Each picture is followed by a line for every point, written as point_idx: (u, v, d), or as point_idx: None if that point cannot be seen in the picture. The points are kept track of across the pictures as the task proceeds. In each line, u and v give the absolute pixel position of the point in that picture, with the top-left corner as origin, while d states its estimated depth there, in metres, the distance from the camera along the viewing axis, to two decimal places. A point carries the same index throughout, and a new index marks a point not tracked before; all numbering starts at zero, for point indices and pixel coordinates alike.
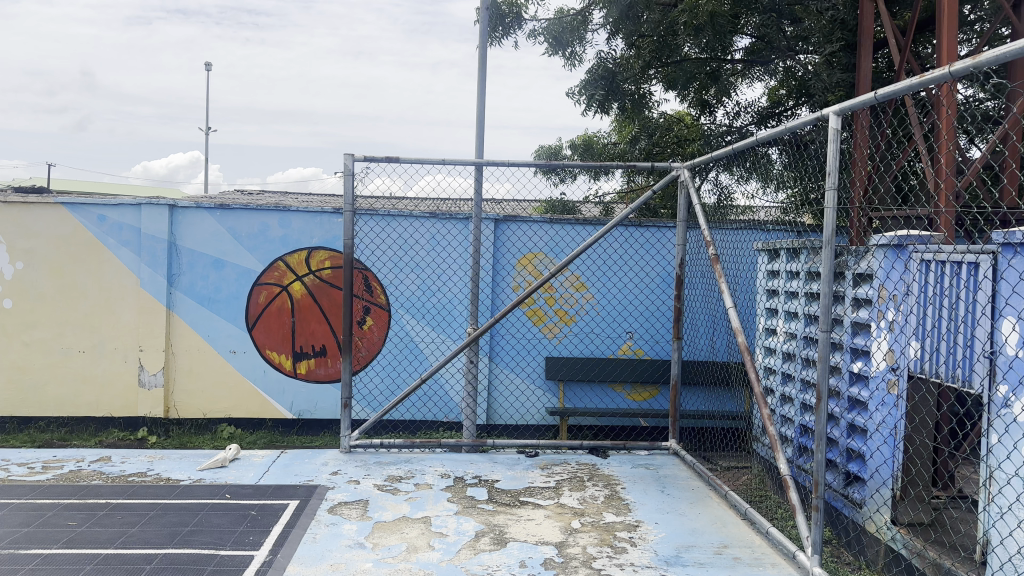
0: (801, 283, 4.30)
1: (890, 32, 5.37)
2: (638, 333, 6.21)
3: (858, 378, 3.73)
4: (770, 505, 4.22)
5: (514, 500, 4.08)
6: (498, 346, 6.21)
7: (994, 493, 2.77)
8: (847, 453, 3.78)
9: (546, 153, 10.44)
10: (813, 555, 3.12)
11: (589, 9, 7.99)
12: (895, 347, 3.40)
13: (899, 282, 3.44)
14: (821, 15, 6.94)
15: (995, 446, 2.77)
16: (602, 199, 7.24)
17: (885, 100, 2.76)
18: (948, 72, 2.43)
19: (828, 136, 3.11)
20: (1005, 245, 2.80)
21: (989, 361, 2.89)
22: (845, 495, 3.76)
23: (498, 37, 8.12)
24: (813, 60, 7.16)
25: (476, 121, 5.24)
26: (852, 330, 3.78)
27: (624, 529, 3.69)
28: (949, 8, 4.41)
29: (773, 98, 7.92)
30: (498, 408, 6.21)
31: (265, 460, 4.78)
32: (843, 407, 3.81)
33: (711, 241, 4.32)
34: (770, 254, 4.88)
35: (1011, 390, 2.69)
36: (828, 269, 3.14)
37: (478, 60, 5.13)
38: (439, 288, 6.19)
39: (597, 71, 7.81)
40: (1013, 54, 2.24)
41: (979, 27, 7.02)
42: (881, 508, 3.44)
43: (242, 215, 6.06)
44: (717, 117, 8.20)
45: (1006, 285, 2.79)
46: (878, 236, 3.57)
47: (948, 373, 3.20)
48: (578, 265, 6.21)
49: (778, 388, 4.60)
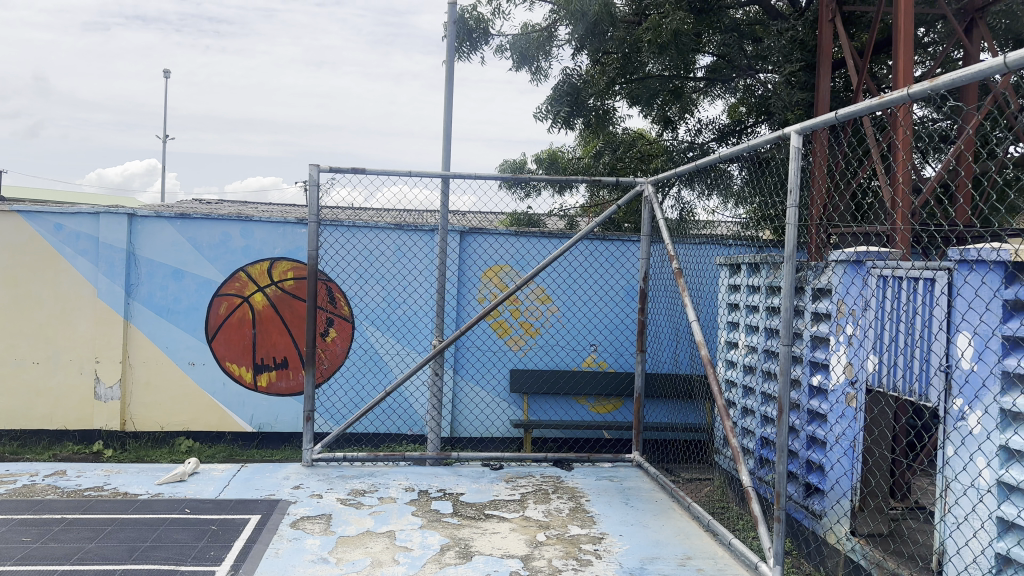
0: (761, 297, 4.38)
1: (848, 53, 5.46)
2: (603, 345, 6.25)
3: (818, 391, 3.81)
4: (732, 516, 4.26)
5: (479, 513, 4.07)
6: (463, 359, 6.20)
7: (950, 503, 2.84)
8: (807, 465, 3.86)
9: (511, 168, 10.51)
10: (774, 565, 3.13)
11: (554, 26, 8.07)
12: (853, 361, 3.47)
13: (858, 298, 3.52)
14: (781, 36, 7.09)
15: (951, 458, 2.86)
16: (566, 212, 7.36)
17: (845, 120, 2.81)
18: (906, 93, 2.49)
19: (789, 155, 3.16)
20: (960, 262, 2.87)
21: (946, 375, 2.95)
22: (806, 506, 3.82)
23: (465, 53, 8.15)
24: (773, 79, 7.30)
25: (443, 134, 5.24)
26: (812, 344, 3.87)
27: (588, 541, 3.70)
28: (904, 33, 4.53)
29: (733, 115, 8.12)
30: (463, 421, 6.19)
31: (224, 475, 4.69)
32: (804, 420, 3.89)
33: (675, 256, 4.33)
34: (731, 268, 4.97)
35: (967, 403, 2.78)
36: (788, 284, 3.18)
37: (445, 76, 5.18)
38: (404, 300, 6.16)
39: (562, 87, 7.89)
40: (967, 79, 2.29)
41: (933, 50, 7.25)
42: (841, 519, 3.49)
43: (203, 225, 5.97)
44: (679, 134, 8.33)
45: (961, 301, 2.87)
46: (838, 253, 3.64)
47: (905, 387, 3.27)
48: (543, 277, 6.25)
49: (739, 400, 4.69)
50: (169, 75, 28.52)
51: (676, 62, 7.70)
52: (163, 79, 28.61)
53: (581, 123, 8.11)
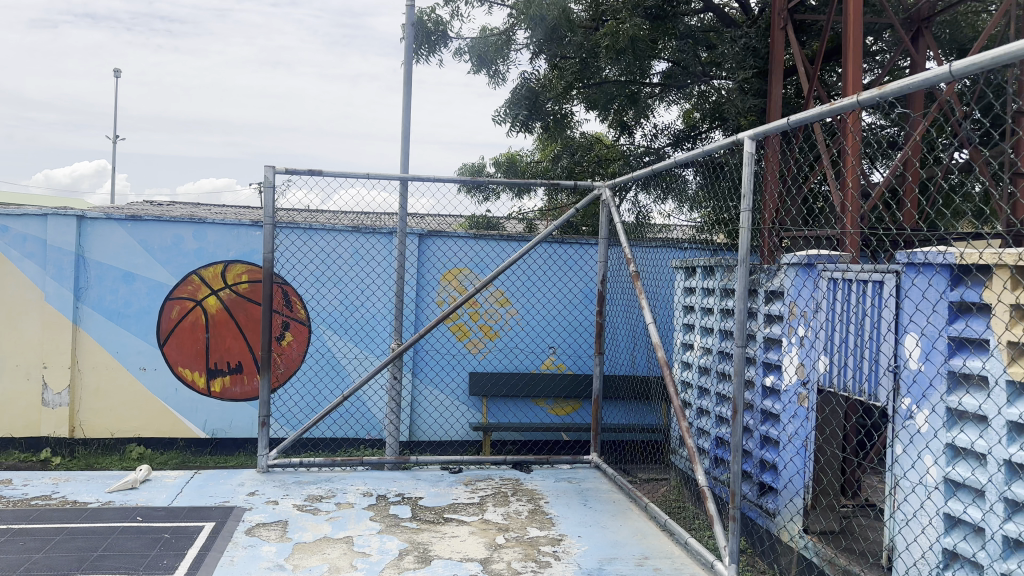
0: (716, 299, 4.45)
1: (799, 60, 5.58)
2: (562, 348, 6.28)
3: (771, 391, 3.89)
4: (688, 515, 4.32)
5: (438, 517, 4.05)
6: (421, 362, 6.16)
7: (899, 500, 2.92)
8: (761, 464, 3.93)
9: (469, 171, 10.52)
10: (731, 564, 3.17)
11: (512, 29, 8.10)
12: (805, 361, 3.56)
13: (809, 300, 3.60)
14: (734, 43, 7.22)
15: (900, 456, 2.94)
16: (524, 215, 7.40)
17: (797, 126, 2.87)
18: (856, 100, 2.56)
19: (743, 160, 3.22)
20: (908, 265, 2.96)
21: (894, 376, 3.04)
22: (760, 505, 3.88)
23: (424, 54, 8.13)
24: (729, 86, 7.43)
25: (401, 136, 5.22)
26: (766, 345, 3.95)
27: (547, 543, 3.71)
28: (853, 41, 4.64)
29: (688, 121, 8.25)
30: (421, 425, 6.16)
31: (177, 481, 4.59)
32: (757, 420, 3.96)
33: (632, 259, 4.37)
34: (687, 271, 5.02)
35: (915, 402, 2.86)
36: (742, 286, 3.24)
37: (404, 78, 5.16)
38: (362, 303, 6.11)
39: (520, 91, 7.94)
40: (915, 87, 2.36)
41: (881, 58, 7.46)
42: (794, 518, 3.55)
43: (155, 228, 5.84)
44: (635, 139, 8.43)
45: (909, 303, 2.95)
46: (790, 256, 3.73)
47: (855, 387, 3.35)
48: (502, 280, 6.26)
49: (694, 401, 4.75)
50: (119, 74, 27.90)
51: (633, 68, 7.78)
52: (113, 78, 27.99)
53: (539, 126, 8.17)
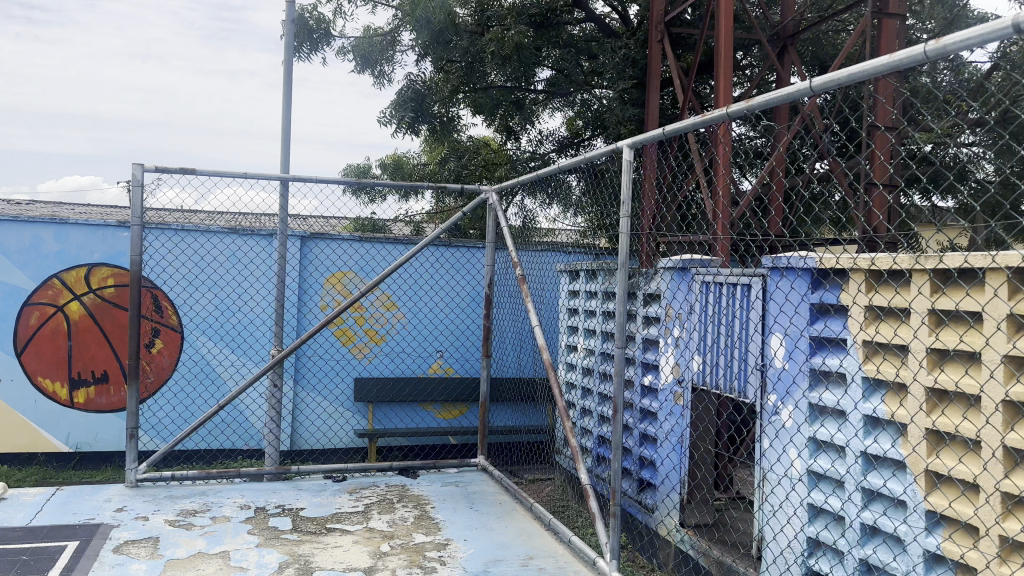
0: (598, 302, 4.58)
1: (675, 73, 5.82)
2: (449, 352, 6.27)
3: (649, 390, 4.04)
4: (571, 514, 4.41)
5: (321, 527, 3.95)
6: (304, 368, 5.99)
7: (767, 492, 3.08)
8: (640, 461, 4.06)
9: (354, 172, 10.35)
10: (611, 560, 3.25)
11: (397, 30, 8.02)
12: (680, 361, 3.71)
13: (683, 302, 3.76)
14: (615, 54, 7.49)
15: (767, 450, 3.11)
16: (411, 217, 7.35)
17: (672, 136, 2.99)
18: (726, 112, 2.69)
19: (622, 167, 3.32)
20: (773, 269, 3.14)
21: (761, 373, 3.21)
22: (640, 501, 4.01)
23: (306, 53, 7.92)
24: (608, 95, 7.62)
25: (281, 135, 5.06)
26: (644, 346, 4.10)
27: (433, 548, 3.69)
28: (724, 57, 4.89)
29: (572, 128, 8.44)
30: (304, 433, 5.99)
31: (35, 499, 4.25)
32: (636, 418, 4.10)
33: (518, 263, 4.41)
34: (571, 274, 5.13)
35: (780, 398, 3.04)
36: (622, 289, 3.33)
37: (284, 76, 5.01)
38: (240, 308, 5.88)
39: (406, 92, 7.88)
40: (778, 102, 2.51)
41: (750, 72, 7.89)
42: (671, 512, 3.69)
43: (9, 227, 5.40)
44: (521, 144, 8.55)
45: (774, 305, 3.13)
46: (666, 260, 3.90)
47: (726, 384, 3.48)
48: (387, 284, 6.17)
49: (578, 402, 4.86)
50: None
51: (518, 74, 7.87)
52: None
53: (425, 129, 8.14)
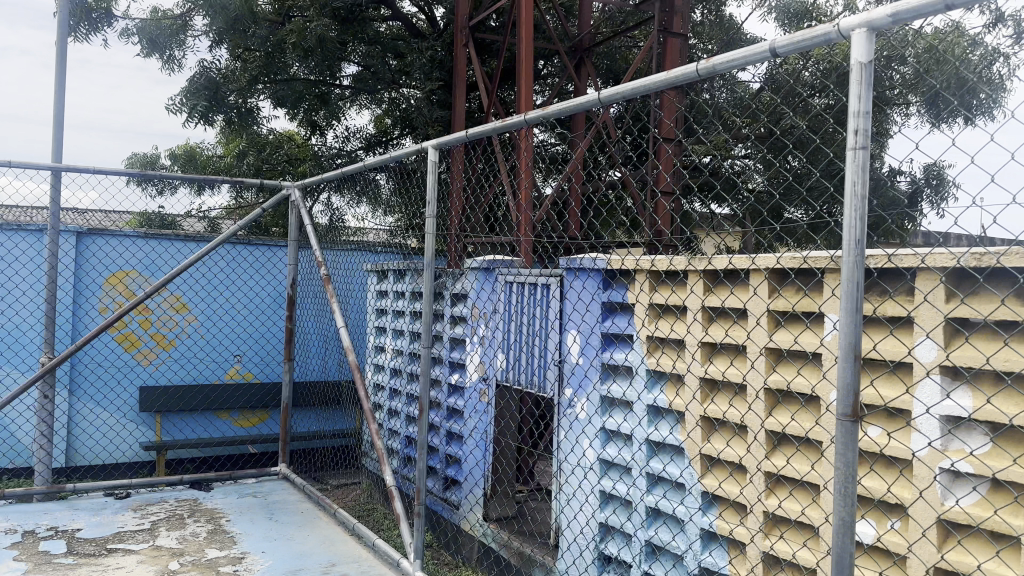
0: (406, 302, 4.57)
1: (479, 77, 5.91)
2: (248, 356, 5.96)
3: (455, 389, 4.10)
4: (377, 517, 4.35)
5: (100, 549, 3.60)
6: (79, 377, 5.43)
7: (563, 482, 3.23)
8: (446, 459, 4.10)
9: (141, 163, 9.57)
10: (415, 560, 3.20)
11: (190, 14, 7.49)
12: (485, 359, 3.82)
13: (488, 301, 3.86)
14: (423, 54, 7.53)
15: (563, 442, 3.25)
16: (207, 213, 6.94)
17: (476, 139, 3.04)
18: (525, 118, 2.79)
19: (427, 168, 3.32)
20: (569, 269, 3.28)
21: (558, 369, 3.34)
22: (445, 498, 4.04)
23: (81, 34, 7.21)
24: (417, 95, 7.58)
25: (52, 120, 4.56)
26: (451, 345, 4.15)
27: (227, 563, 3.49)
28: (526, 63, 5.05)
29: (379, 126, 8.35)
30: (81, 448, 5.41)
31: None
32: (442, 417, 4.14)
33: (322, 262, 4.27)
34: (378, 274, 5.08)
35: (575, 391, 3.20)
36: (428, 288, 3.24)
37: (56, 54, 4.51)
38: (2, 311, 5.23)
39: (198, 81, 7.37)
40: (573, 110, 2.63)
41: (551, 81, 8.22)
42: (475, 507, 3.75)
43: None
44: (328, 140, 8.32)
45: (569, 304, 3.28)
46: (471, 261, 3.96)
47: (526, 380, 3.59)
48: (179, 284, 5.77)
49: (384, 403, 4.81)
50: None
51: (322, 68, 7.64)
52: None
53: (221, 120, 7.64)
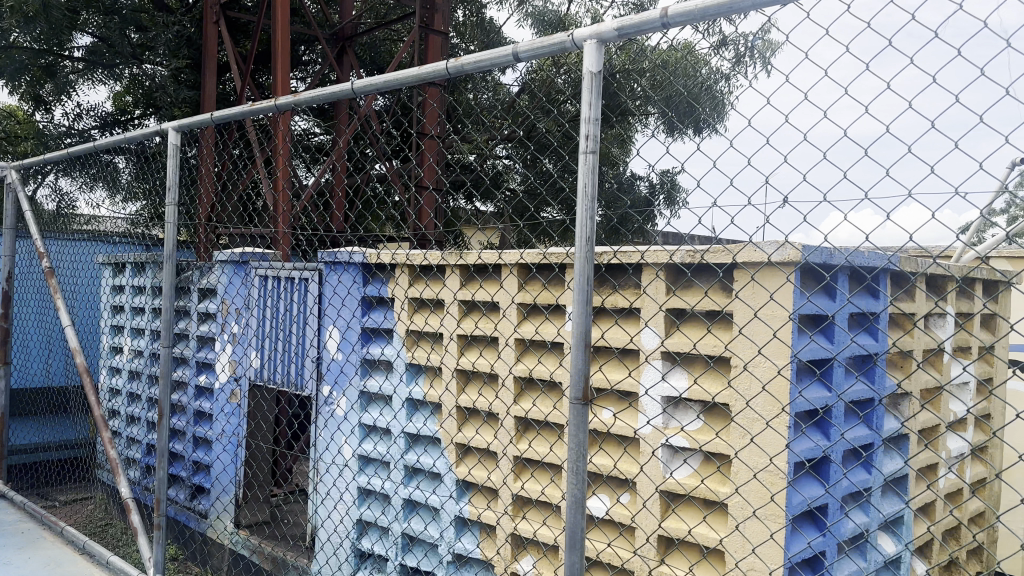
0: (148, 298, 4.21)
1: (232, 58, 5.61)
2: None
3: (203, 390, 3.85)
4: (114, 532, 3.98)
5: None
6: None
7: (318, 481, 3.15)
8: (193, 466, 3.84)
9: None
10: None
11: None
12: (236, 358, 3.64)
13: (239, 295, 3.67)
14: (168, 28, 7.05)
15: (318, 440, 3.18)
16: None
17: (221, 123, 2.88)
18: (274, 104, 2.68)
19: (167, 152, 3.06)
20: (331, 264, 3.15)
21: (315, 366, 3.25)
22: (191, 507, 3.79)
23: None
24: (161, 73, 7.02)
25: None
26: (199, 343, 3.89)
27: None
28: (283, 48, 4.93)
29: (118, 104, 7.72)
30: None
31: None
32: (189, 420, 3.88)
33: (44, 253, 3.78)
34: (114, 267, 4.65)
35: (331, 387, 3.13)
36: (169, 282, 2.94)
37: None
38: None
39: None
40: (323, 99, 2.58)
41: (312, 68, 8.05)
42: (225, 513, 3.57)
43: None
44: (55, 117, 7.44)
45: (326, 300, 3.19)
46: (220, 253, 3.73)
47: (281, 379, 3.46)
48: None
49: (123, 409, 4.40)
50: None
51: (48, 36, 6.84)
52: None
53: None
